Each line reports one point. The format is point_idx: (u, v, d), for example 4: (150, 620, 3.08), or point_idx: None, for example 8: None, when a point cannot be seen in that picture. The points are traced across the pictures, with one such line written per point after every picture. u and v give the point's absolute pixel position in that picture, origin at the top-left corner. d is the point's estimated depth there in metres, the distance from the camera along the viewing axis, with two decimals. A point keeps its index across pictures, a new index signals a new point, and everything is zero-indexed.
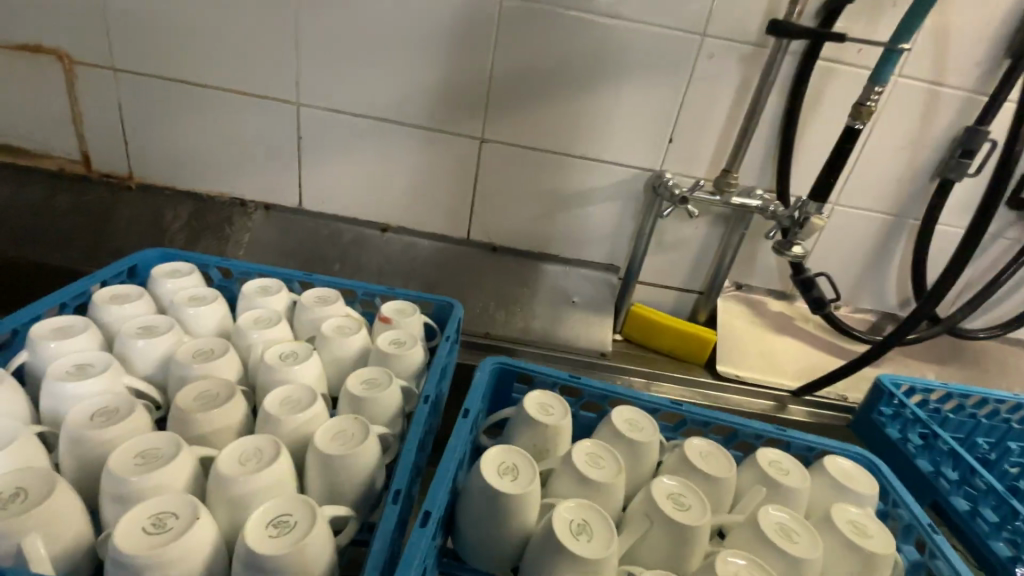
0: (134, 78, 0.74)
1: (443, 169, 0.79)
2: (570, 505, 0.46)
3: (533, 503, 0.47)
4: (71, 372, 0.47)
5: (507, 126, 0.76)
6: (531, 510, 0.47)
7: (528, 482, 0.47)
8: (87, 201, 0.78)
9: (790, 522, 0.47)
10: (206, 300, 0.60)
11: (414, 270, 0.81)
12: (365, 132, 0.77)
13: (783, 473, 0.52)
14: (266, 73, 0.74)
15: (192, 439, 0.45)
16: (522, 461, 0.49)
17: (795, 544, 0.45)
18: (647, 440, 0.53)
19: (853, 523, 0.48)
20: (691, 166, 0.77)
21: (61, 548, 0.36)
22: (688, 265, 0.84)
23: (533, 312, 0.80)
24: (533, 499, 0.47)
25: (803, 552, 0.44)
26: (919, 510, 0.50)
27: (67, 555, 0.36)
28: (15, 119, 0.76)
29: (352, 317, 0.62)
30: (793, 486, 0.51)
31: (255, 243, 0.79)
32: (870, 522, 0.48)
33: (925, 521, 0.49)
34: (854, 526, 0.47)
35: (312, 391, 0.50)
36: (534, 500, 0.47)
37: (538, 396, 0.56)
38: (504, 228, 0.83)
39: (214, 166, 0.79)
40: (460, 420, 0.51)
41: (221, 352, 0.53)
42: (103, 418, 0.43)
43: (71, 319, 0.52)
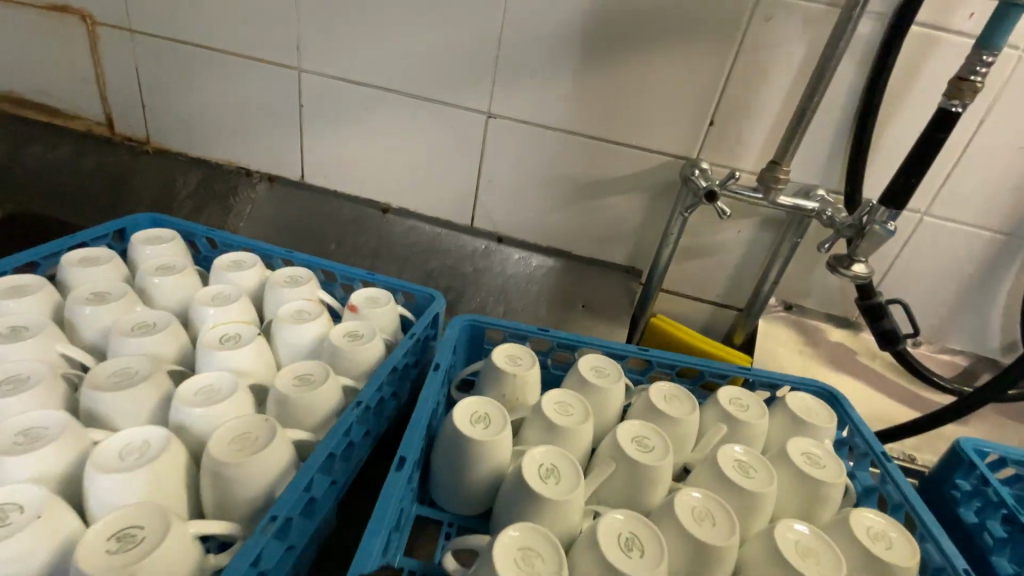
0: (147, 39, 0.72)
1: (447, 147, 0.71)
2: (541, 451, 0.49)
3: (506, 448, 0.50)
4: (4, 334, 0.46)
5: (518, 100, 0.66)
6: (504, 460, 0.50)
7: (500, 431, 0.50)
8: (107, 162, 0.79)
9: (748, 458, 0.51)
10: (175, 269, 0.58)
11: (412, 256, 0.74)
12: (365, 103, 0.70)
13: (741, 409, 0.56)
14: (267, 35, 0.69)
15: (100, 418, 0.42)
16: (494, 411, 0.52)
17: (754, 479, 0.49)
18: (609, 386, 0.57)
19: (807, 455, 0.51)
20: (738, 156, 0.64)
21: None
22: (728, 276, 0.70)
23: (535, 313, 0.71)
24: (505, 444, 0.50)
25: (759, 485, 0.48)
26: (874, 441, 0.53)
27: None
28: (49, 81, 0.78)
29: (316, 303, 0.58)
30: (749, 420, 0.55)
31: (256, 216, 0.76)
32: (824, 453, 0.51)
33: (879, 450, 0.52)
34: (807, 457, 0.51)
35: (235, 380, 0.45)
36: (506, 448, 0.50)
37: (507, 348, 0.59)
38: (513, 217, 0.74)
39: (222, 133, 0.77)
40: (432, 376, 0.53)
41: (162, 326, 0.49)
42: (10, 387, 0.41)
43: (28, 277, 0.52)
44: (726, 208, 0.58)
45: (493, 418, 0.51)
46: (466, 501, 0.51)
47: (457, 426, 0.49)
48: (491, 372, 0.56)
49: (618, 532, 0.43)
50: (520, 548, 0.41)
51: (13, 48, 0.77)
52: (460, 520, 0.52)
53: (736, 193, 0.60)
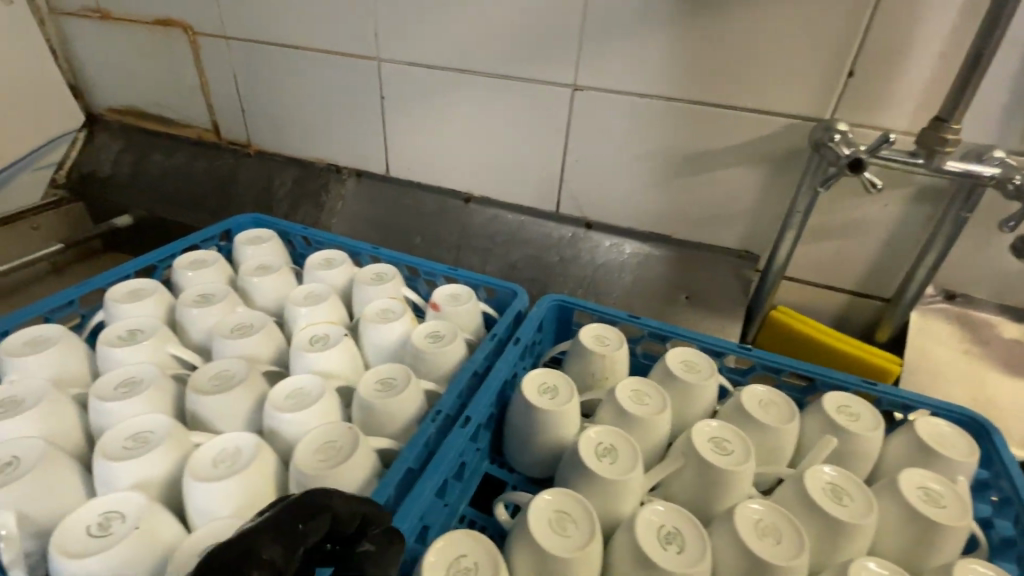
0: (239, 44, 0.75)
1: (529, 129, 0.65)
2: (599, 428, 0.42)
3: (570, 424, 0.44)
4: (121, 338, 0.48)
5: (610, 70, 0.58)
6: (566, 435, 0.44)
7: (566, 403, 0.44)
8: (217, 166, 0.85)
9: (840, 481, 0.40)
10: (272, 269, 0.60)
11: (495, 248, 0.71)
12: (443, 89, 0.66)
13: (851, 418, 0.45)
14: (345, 26, 0.67)
15: (203, 421, 0.43)
16: (563, 383, 0.46)
17: (846, 507, 0.38)
18: (702, 383, 0.48)
19: (925, 490, 0.41)
20: (886, 112, 0.51)
21: (35, 529, 0.35)
22: (867, 260, 0.58)
23: (629, 308, 0.64)
24: (570, 420, 0.44)
25: (853, 516, 0.38)
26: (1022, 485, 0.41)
27: (48, 537, 0.35)
28: (168, 94, 0.85)
29: (400, 301, 0.56)
30: (861, 434, 0.44)
31: (347, 213, 0.77)
32: (947, 492, 0.41)
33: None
34: (925, 494, 0.40)
35: (322, 383, 0.44)
36: (569, 425, 0.44)
37: (594, 328, 0.53)
38: (603, 199, 0.66)
39: (308, 131, 0.78)
40: (510, 347, 0.50)
41: (258, 328, 0.50)
42: (124, 389, 0.43)
43: (143, 282, 0.55)
44: (876, 179, 0.47)
45: (561, 389, 0.45)
46: (529, 465, 0.45)
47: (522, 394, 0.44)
48: (576, 351, 0.51)
49: (659, 524, 0.35)
50: (553, 512, 0.35)
51: (140, 67, 0.85)
52: (526, 485, 0.46)
53: (884, 159, 0.48)
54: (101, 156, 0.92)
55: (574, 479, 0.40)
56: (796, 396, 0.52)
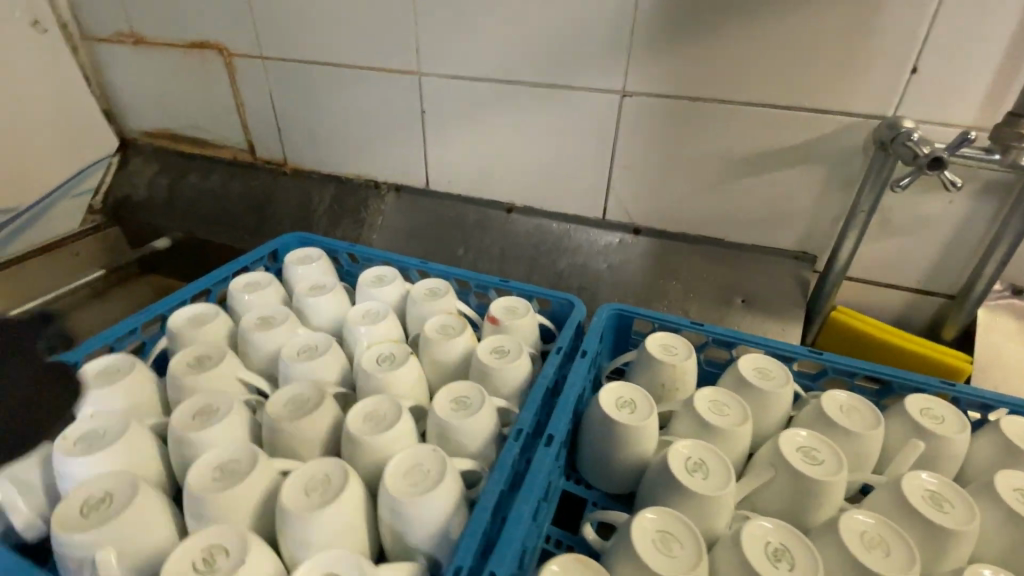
0: (276, 64, 0.75)
1: (576, 137, 0.64)
2: (688, 442, 0.41)
3: (651, 439, 0.43)
4: (191, 365, 0.48)
5: (659, 75, 0.57)
6: (648, 449, 0.43)
7: (646, 418, 0.43)
8: (254, 186, 0.85)
9: (940, 489, 0.40)
10: (326, 289, 0.59)
11: (541, 257, 0.70)
12: (486, 101, 0.66)
13: (936, 421, 0.44)
14: (386, 42, 0.67)
15: (282, 447, 0.43)
16: (639, 397, 0.45)
17: (948, 514, 0.37)
18: (779, 390, 0.47)
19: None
20: (951, 106, 0.50)
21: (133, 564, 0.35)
22: (929, 257, 0.57)
23: (683, 314, 0.63)
24: (651, 434, 0.43)
25: (958, 523, 0.37)
26: None
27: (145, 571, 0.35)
28: (203, 116, 0.86)
29: (458, 317, 0.56)
30: (950, 437, 0.43)
31: (388, 228, 0.77)
32: None
33: None
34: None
35: (398, 405, 0.44)
36: (650, 440, 0.43)
37: (658, 337, 0.52)
38: (652, 203, 0.65)
39: (346, 148, 0.78)
40: (579, 360, 0.49)
41: (324, 350, 0.50)
42: (202, 418, 0.42)
43: (203, 307, 0.55)
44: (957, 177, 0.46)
45: (638, 403, 0.44)
46: (610, 480, 0.44)
47: (601, 409, 0.44)
48: (644, 361, 0.50)
49: (766, 541, 0.35)
50: (657, 531, 0.35)
51: (174, 90, 0.86)
52: (606, 501, 0.45)
53: (961, 157, 0.47)
54: (136, 179, 0.93)
55: (665, 495, 0.39)
56: (871, 399, 0.51)
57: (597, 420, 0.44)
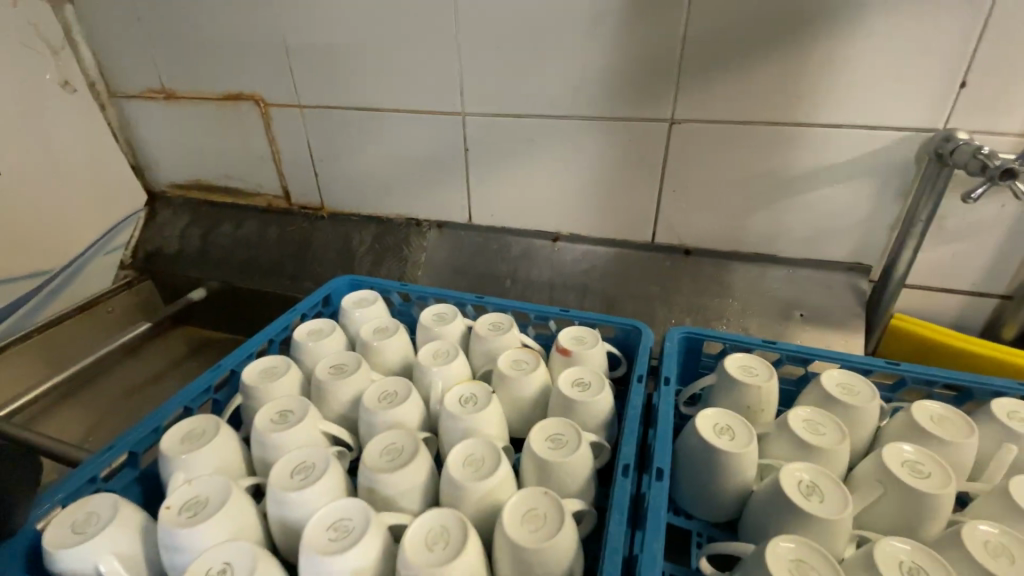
0: (314, 112, 0.76)
1: (623, 165, 0.66)
2: (799, 464, 0.41)
3: (753, 464, 0.43)
4: (275, 421, 0.47)
5: (707, 102, 0.59)
6: (750, 474, 0.43)
7: (747, 443, 0.43)
8: (290, 231, 0.85)
9: None
10: (390, 331, 0.59)
11: (591, 284, 0.71)
12: (532, 136, 0.67)
13: None
14: (429, 85, 0.68)
15: (383, 500, 0.42)
16: (736, 423, 0.45)
17: None
18: (866, 405, 0.47)
19: None
20: (999, 117, 0.52)
21: None
22: (984, 260, 0.58)
23: (743, 331, 0.63)
24: (753, 459, 0.43)
25: None
26: None
27: None
28: (237, 166, 0.87)
29: (528, 351, 0.56)
30: None
31: (432, 264, 0.77)
32: None
33: None
34: None
35: (494, 447, 0.44)
36: (752, 465, 0.43)
37: (735, 358, 0.52)
38: (702, 224, 0.66)
39: (386, 188, 0.79)
40: (664, 388, 0.50)
41: (405, 396, 0.50)
42: (301, 476, 0.42)
43: (274, 359, 0.54)
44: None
45: (736, 429, 0.44)
46: (713, 508, 0.44)
47: (700, 437, 0.44)
48: (726, 384, 0.50)
49: (899, 559, 0.35)
50: (793, 559, 0.35)
51: (207, 142, 0.86)
52: (710, 530, 0.45)
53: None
54: (166, 232, 0.93)
55: (782, 520, 0.39)
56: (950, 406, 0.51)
57: (695, 447, 0.44)
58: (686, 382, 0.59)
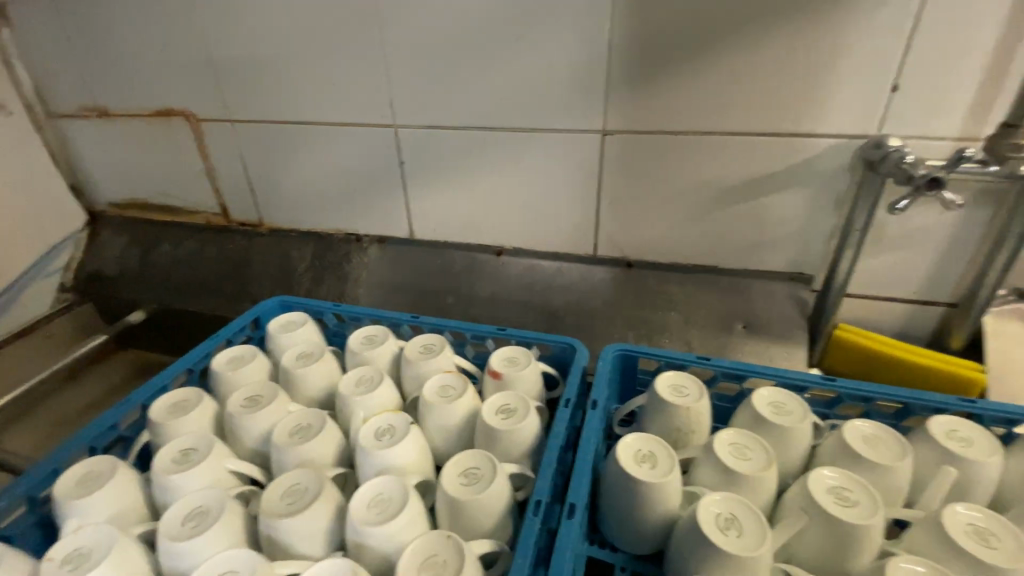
0: (246, 126, 0.73)
1: (561, 177, 0.64)
2: (719, 496, 0.39)
3: (676, 494, 0.41)
4: (176, 461, 0.45)
5: (638, 111, 0.57)
6: (673, 506, 0.41)
7: (668, 472, 0.41)
8: (231, 249, 0.83)
9: (985, 523, 0.38)
10: (315, 357, 0.57)
11: (533, 300, 0.68)
12: (467, 148, 0.65)
13: (962, 443, 0.43)
14: (360, 98, 0.66)
15: (283, 547, 0.39)
16: (659, 449, 0.43)
17: (994, 550, 0.36)
18: (797, 426, 0.45)
19: None
20: (932, 121, 0.51)
21: None
22: (925, 269, 0.57)
23: (686, 346, 0.61)
24: (675, 489, 0.41)
25: (1006, 562, 0.35)
26: None
27: None
28: (174, 183, 0.84)
29: (457, 374, 0.54)
30: (980, 460, 0.42)
31: (373, 281, 0.75)
32: None
33: None
34: None
35: (403, 485, 0.41)
36: (674, 496, 0.41)
37: (667, 378, 0.50)
38: (643, 235, 0.64)
39: (325, 204, 0.76)
40: (590, 413, 0.47)
41: (318, 429, 0.47)
42: (193, 523, 0.39)
43: (186, 392, 0.52)
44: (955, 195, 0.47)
45: (659, 456, 0.42)
46: (636, 541, 0.42)
47: (620, 467, 0.41)
48: (656, 405, 0.48)
49: None
50: None
51: (141, 159, 0.83)
52: (635, 564, 0.43)
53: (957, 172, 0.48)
54: (106, 253, 0.89)
55: (699, 557, 0.37)
56: (889, 422, 0.50)
57: (616, 478, 0.42)
58: (625, 401, 0.57)
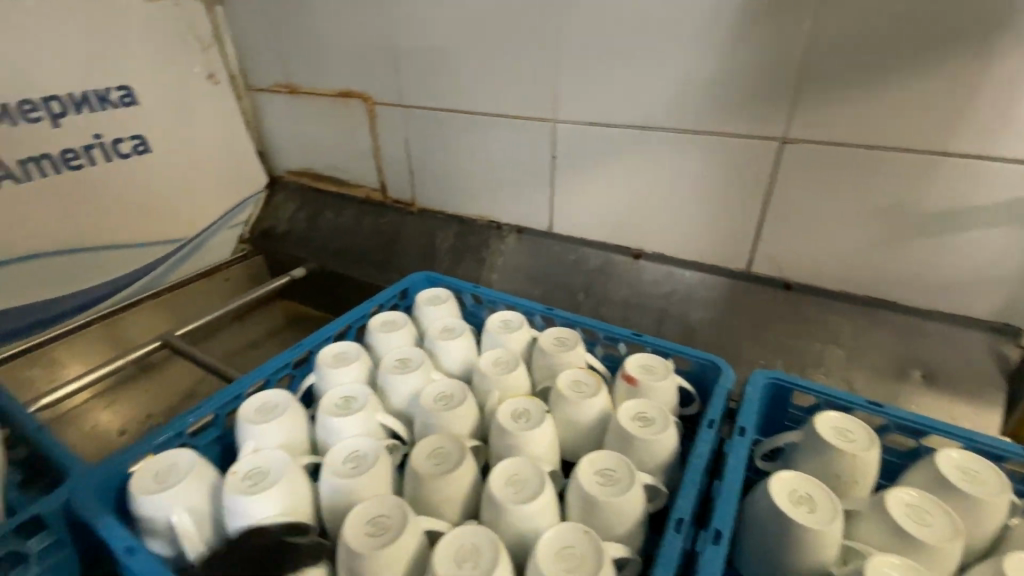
0: (415, 111, 0.79)
1: (721, 186, 0.61)
2: (890, 559, 0.35)
3: (833, 545, 0.37)
4: (338, 406, 0.50)
5: (826, 122, 0.53)
6: (829, 556, 0.37)
7: (829, 520, 0.37)
8: (384, 223, 0.91)
9: None
10: (456, 333, 0.61)
11: (671, 309, 0.66)
12: (624, 147, 0.64)
13: None
14: (524, 91, 0.68)
15: (424, 503, 0.42)
16: (818, 493, 0.39)
17: None
18: (993, 501, 0.39)
19: None
20: None
21: None
22: None
23: (844, 384, 0.56)
24: (833, 539, 0.37)
25: None
26: None
27: None
28: (343, 158, 0.93)
29: (591, 372, 0.53)
30: None
31: (507, 268, 0.78)
32: None
33: None
34: None
35: (541, 471, 0.42)
36: (832, 545, 0.37)
37: (829, 417, 0.45)
38: (806, 257, 0.59)
39: (474, 190, 0.80)
40: (737, 439, 0.45)
41: (459, 401, 0.50)
42: (353, 465, 0.43)
43: (346, 345, 0.57)
44: None
45: (818, 501, 0.39)
46: None
47: (772, 501, 0.39)
48: (814, 445, 0.44)
49: None
50: None
51: (319, 134, 0.94)
52: None
53: None
54: (281, 213, 1.02)
55: None
56: None
57: (764, 510, 0.39)
58: (767, 434, 0.53)
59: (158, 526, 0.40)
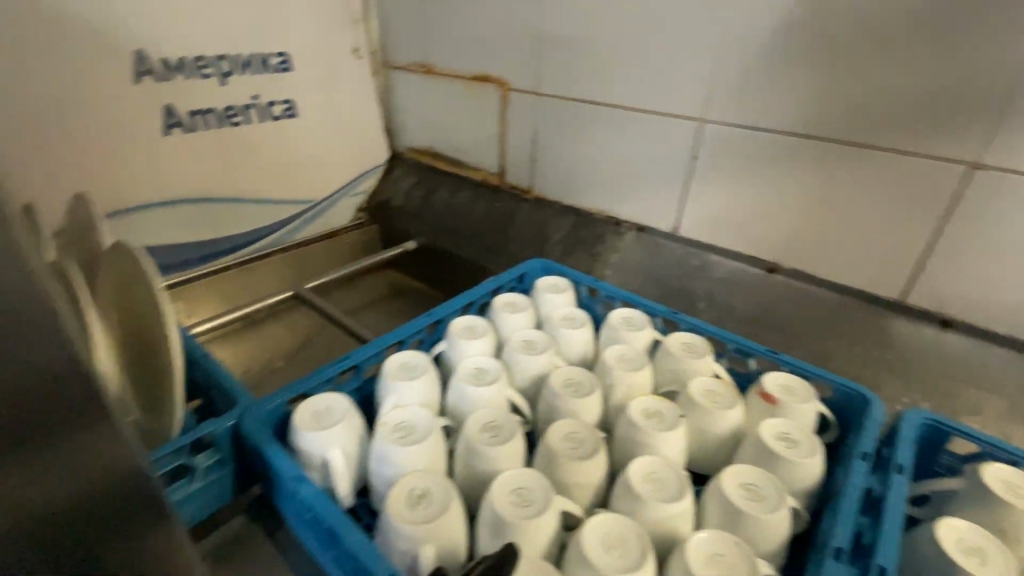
0: (550, 100, 0.80)
1: (881, 205, 0.59)
2: None
3: None
4: (472, 376, 0.51)
5: (1018, 149, 0.50)
6: None
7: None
8: (497, 208, 0.92)
9: None
10: (577, 322, 0.60)
11: (802, 330, 0.64)
12: (775, 156, 0.63)
13: None
14: (677, 88, 0.68)
15: (556, 483, 0.43)
16: (991, 548, 0.36)
17: None
18: None
19: None
20: None
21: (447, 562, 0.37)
22: None
23: (1000, 436, 0.52)
24: None
25: None
26: None
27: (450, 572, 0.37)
28: (467, 140, 0.96)
29: (722, 383, 0.52)
30: None
31: (621, 266, 0.76)
32: None
33: None
34: None
35: (680, 474, 0.42)
36: None
37: (997, 468, 0.41)
38: (966, 290, 0.57)
39: (598, 184, 0.80)
40: (896, 478, 0.42)
41: (587, 391, 0.50)
42: (491, 434, 0.45)
43: (473, 321, 0.59)
44: None
45: (991, 555, 0.36)
46: None
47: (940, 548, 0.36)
48: (980, 496, 0.40)
49: None
50: None
51: (446, 114, 0.97)
52: None
53: None
54: (396, 187, 1.06)
55: None
56: None
57: (928, 555, 0.37)
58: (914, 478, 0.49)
59: (311, 461, 0.43)
